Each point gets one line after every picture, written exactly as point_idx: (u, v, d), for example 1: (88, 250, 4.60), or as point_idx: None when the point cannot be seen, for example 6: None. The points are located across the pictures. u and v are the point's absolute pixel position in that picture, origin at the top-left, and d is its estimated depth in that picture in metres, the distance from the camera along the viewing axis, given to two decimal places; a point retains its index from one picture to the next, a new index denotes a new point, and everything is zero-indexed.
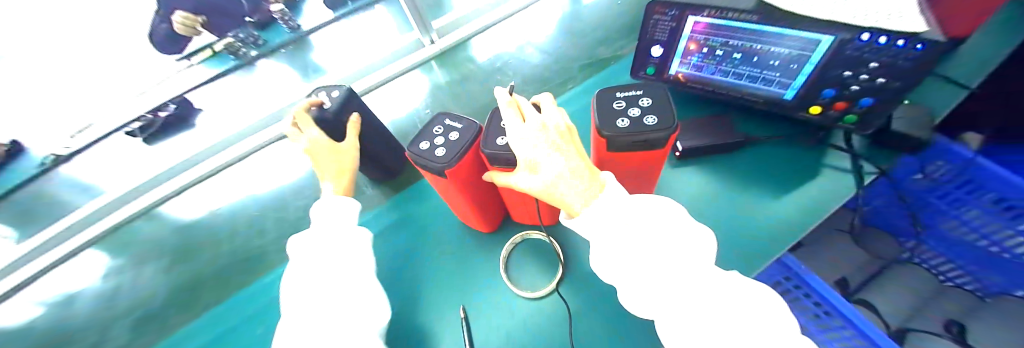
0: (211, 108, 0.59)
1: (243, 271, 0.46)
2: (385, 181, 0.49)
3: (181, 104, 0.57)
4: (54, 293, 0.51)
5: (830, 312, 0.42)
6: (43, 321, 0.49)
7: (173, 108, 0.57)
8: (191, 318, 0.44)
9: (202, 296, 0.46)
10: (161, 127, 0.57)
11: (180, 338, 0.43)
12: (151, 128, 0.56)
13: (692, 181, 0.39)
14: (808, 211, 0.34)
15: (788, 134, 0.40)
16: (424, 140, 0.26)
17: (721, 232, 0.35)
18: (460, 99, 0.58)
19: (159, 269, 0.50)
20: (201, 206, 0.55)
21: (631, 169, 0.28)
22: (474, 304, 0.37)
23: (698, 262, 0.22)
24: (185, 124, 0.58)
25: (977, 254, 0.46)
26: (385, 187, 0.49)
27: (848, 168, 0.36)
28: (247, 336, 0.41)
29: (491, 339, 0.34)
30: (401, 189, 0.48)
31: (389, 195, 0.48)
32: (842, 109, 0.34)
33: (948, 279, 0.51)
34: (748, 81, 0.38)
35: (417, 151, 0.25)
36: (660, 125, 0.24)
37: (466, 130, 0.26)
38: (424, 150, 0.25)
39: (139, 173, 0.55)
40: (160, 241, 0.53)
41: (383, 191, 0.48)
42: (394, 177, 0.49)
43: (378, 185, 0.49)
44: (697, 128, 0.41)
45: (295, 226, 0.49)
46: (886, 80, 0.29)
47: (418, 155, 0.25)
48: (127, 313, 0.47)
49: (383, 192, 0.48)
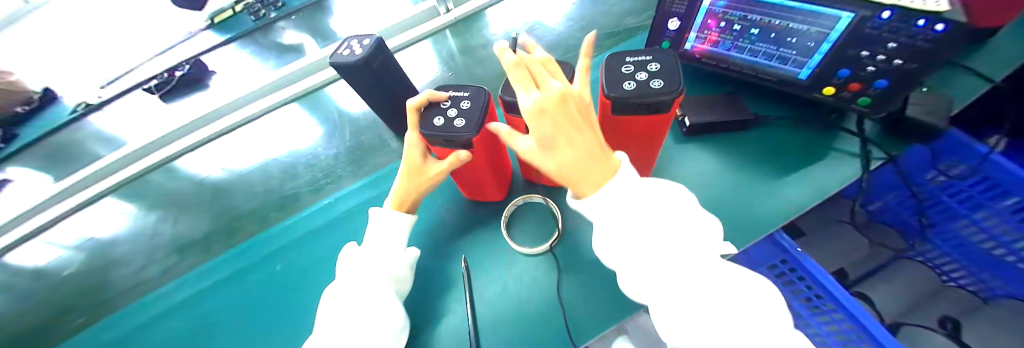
0: (223, 71, 0.61)
1: (280, 208, 0.49)
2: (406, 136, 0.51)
3: (196, 66, 0.59)
4: (111, 219, 0.56)
5: (823, 294, 0.39)
6: (87, 248, 0.54)
7: (187, 68, 0.58)
8: (221, 253, 0.47)
9: (242, 227, 0.49)
10: (174, 87, 0.59)
11: (208, 269, 0.46)
12: (166, 87, 0.59)
13: (696, 158, 0.40)
14: (812, 193, 0.34)
15: (798, 115, 0.40)
16: (438, 116, 0.26)
17: (718, 202, 0.36)
18: (473, 67, 0.59)
19: (189, 210, 0.53)
20: (238, 150, 0.59)
21: (635, 132, 0.29)
22: (476, 257, 0.38)
23: (690, 229, 0.22)
24: (197, 85, 0.60)
25: (984, 258, 0.44)
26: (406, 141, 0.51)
27: (856, 153, 0.36)
28: (267, 271, 0.44)
29: (491, 289, 0.35)
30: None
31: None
32: (857, 90, 0.34)
33: (950, 280, 0.48)
34: (764, 59, 0.37)
35: (432, 128, 0.25)
36: (666, 88, 0.24)
37: (475, 94, 0.27)
38: (439, 128, 0.25)
39: (159, 127, 0.59)
40: (185, 189, 0.56)
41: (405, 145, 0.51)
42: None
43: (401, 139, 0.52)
44: (706, 106, 0.41)
45: (323, 171, 0.52)
46: (903, 62, 0.29)
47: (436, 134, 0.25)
48: (161, 247, 0.50)
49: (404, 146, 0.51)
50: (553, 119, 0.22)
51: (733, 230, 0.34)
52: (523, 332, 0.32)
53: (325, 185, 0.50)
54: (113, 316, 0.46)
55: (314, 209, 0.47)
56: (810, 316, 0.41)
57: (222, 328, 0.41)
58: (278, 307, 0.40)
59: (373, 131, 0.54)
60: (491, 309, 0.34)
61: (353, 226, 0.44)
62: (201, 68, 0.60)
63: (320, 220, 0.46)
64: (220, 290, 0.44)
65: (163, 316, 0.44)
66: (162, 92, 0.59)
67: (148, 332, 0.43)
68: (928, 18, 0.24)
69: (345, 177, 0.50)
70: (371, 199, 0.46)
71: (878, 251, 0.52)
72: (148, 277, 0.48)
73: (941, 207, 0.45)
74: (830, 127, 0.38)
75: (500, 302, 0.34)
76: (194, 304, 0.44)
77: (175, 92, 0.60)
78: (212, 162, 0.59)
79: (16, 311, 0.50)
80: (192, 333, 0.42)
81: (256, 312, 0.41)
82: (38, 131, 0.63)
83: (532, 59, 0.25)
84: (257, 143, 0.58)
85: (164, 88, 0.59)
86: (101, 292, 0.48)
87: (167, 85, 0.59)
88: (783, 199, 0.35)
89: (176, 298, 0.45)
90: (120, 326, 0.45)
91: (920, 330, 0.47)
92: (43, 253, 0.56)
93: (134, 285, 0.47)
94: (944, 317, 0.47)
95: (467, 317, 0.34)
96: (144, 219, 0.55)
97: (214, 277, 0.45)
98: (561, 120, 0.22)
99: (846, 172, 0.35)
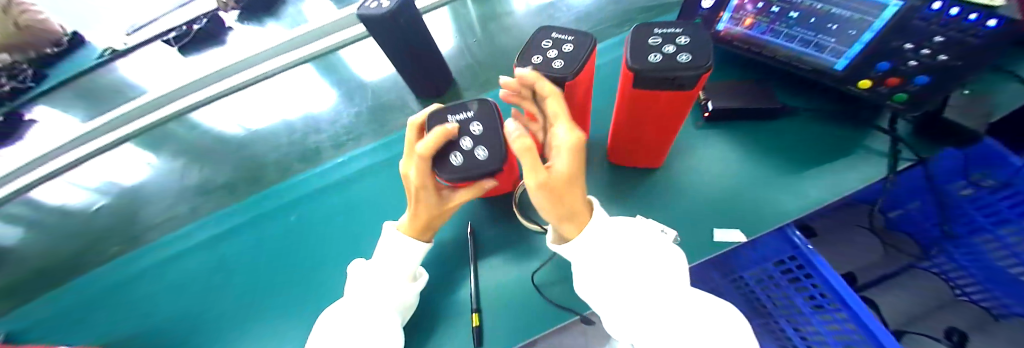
0: (240, 28, 0.62)
1: (302, 160, 0.50)
2: (427, 99, 0.52)
3: (213, 20, 0.61)
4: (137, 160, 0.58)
5: (827, 293, 0.38)
6: (111, 188, 0.55)
7: (204, 23, 0.60)
8: (237, 201, 0.48)
9: (264, 175, 0.50)
10: (193, 40, 0.60)
11: (224, 216, 0.47)
12: (185, 39, 0.60)
13: (715, 145, 0.40)
14: (837, 189, 0.33)
15: (828, 110, 0.39)
16: (455, 152, 0.23)
17: (733, 188, 0.36)
18: (491, 39, 0.60)
19: (208, 158, 0.54)
20: (259, 104, 0.59)
21: (655, 110, 0.28)
22: (484, 225, 0.39)
23: (653, 264, 0.25)
24: (213, 40, 0.61)
25: (999, 277, 0.43)
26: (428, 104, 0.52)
27: (886, 152, 0.35)
28: (281, 221, 0.45)
29: (498, 255, 0.36)
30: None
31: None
32: (896, 85, 0.32)
33: (963, 294, 0.48)
34: (799, 45, 0.36)
35: (454, 169, 0.23)
36: (693, 64, 0.22)
37: (481, 114, 0.25)
38: (463, 168, 0.23)
39: (176, 76, 0.59)
40: (205, 138, 0.57)
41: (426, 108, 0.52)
42: (437, 96, 0.52)
43: (423, 102, 0.52)
44: (732, 93, 0.41)
45: (344, 128, 0.52)
46: (948, 58, 0.27)
47: (462, 175, 0.23)
48: (180, 191, 0.52)
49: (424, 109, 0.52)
50: (578, 145, 0.23)
51: (743, 220, 0.33)
52: (525, 300, 0.32)
53: (347, 141, 0.51)
54: (137, 251, 0.48)
55: (328, 167, 0.48)
56: (812, 314, 0.41)
57: (240, 270, 0.43)
58: (290, 257, 0.42)
59: (394, 92, 0.55)
60: (496, 274, 0.35)
61: (369, 183, 0.45)
62: (217, 23, 0.61)
63: (339, 174, 0.47)
64: (236, 235, 0.46)
65: (183, 256, 0.46)
66: (182, 45, 0.60)
67: (170, 268, 0.45)
68: (978, 13, 0.24)
69: (366, 135, 0.51)
70: (386, 160, 0.47)
71: (894, 255, 0.52)
72: (167, 219, 0.49)
73: (965, 220, 0.43)
74: (860, 125, 0.37)
75: (505, 266, 0.35)
76: (212, 246, 0.46)
77: (194, 45, 0.60)
78: (235, 114, 0.59)
79: (49, 240, 0.53)
80: (208, 274, 0.44)
81: (269, 259, 0.42)
82: (66, 73, 0.63)
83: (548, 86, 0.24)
84: (280, 97, 0.59)
85: (183, 40, 0.59)
86: (128, 228, 0.50)
87: (186, 38, 0.60)
88: (801, 193, 0.34)
89: (194, 240, 0.47)
90: (143, 262, 0.47)
91: (923, 338, 0.48)
92: (70, 191, 0.57)
93: (159, 223, 0.49)
94: (951, 328, 0.47)
95: (470, 281, 0.34)
96: (167, 162, 0.56)
97: (234, 221, 0.47)
98: (580, 147, 0.24)
99: (875, 170, 0.34)
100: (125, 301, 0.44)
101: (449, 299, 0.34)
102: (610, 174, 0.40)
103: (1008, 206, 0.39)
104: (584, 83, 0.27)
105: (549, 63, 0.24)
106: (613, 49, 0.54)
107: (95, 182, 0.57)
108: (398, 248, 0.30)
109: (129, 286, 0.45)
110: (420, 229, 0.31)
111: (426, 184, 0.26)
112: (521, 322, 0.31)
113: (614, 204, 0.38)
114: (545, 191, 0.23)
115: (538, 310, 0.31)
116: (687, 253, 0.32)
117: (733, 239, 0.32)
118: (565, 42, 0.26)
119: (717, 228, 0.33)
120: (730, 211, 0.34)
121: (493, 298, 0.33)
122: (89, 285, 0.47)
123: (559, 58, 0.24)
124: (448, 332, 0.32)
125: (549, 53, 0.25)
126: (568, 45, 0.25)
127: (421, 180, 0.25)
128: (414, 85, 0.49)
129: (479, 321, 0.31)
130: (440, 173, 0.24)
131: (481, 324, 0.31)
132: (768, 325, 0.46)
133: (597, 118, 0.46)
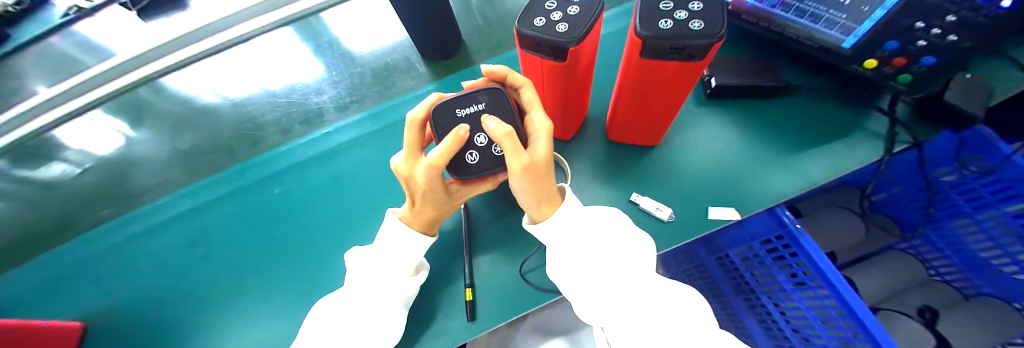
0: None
1: (304, 123, 0.48)
2: (434, 62, 0.52)
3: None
4: (115, 124, 0.54)
5: (809, 270, 0.38)
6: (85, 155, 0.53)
7: None
8: (224, 168, 0.46)
9: (264, 138, 0.48)
10: (150, 4, 0.54)
11: (209, 185, 0.46)
12: (143, 2, 0.54)
13: (714, 124, 0.39)
14: (830, 170, 0.34)
15: (830, 90, 0.39)
16: (471, 150, 0.25)
17: (723, 165, 0.36)
18: (492, 7, 0.58)
19: (191, 125, 0.52)
20: (255, 62, 0.56)
21: (659, 82, 0.27)
22: (479, 200, 0.39)
23: (626, 251, 0.26)
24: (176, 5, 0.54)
25: (972, 261, 0.46)
26: (435, 67, 0.52)
27: (883, 134, 0.35)
28: (269, 191, 0.44)
29: (493, 230, 0.36)
30: (450, 73, 0.51)
31: (434, 78, 0.51)
32: (900, 66, 0.32)
33: (937, 274, 0.50)
34: (809, 21, 0.35)
35: (471, 166, 0.25)
36: (705, 31, 0.21)
37: (492, 106, 0.25)
38: (482, 164, 0.25)
39: (135, 39, 0.53)
40: (184, 105, 0.54)
41: (433, 71, 0.51)
42: (447, 58, 0.52)
43: (430, 65, 0.52)
44: (736, 69, 0.40)
45: (347, 89, 0.51)
46: (958, 38, 0.28)
47: (481, 173, 0.26)
48: (161, 159, 0.49)
49: (431, 72, 0.51)
50: (552, 129, 0.25)
51: (737, 199, 0.34)
52: (521, 275, 0.33)
53: (350, 103, 0.49)
54: (116, 222, 0.46)
55: (315, 137, 0.47)
56: (793, 291, 0.41)
57: (231, 241, 0.42)
58: (279, 229, 0.41)
59: (400, 53, 0.53)
60: (494, 247, 0.35)
61: (361, 154, 0.44)
62: None
63: (328, 144, 0.46)
64: (222, 205, 0.44)
65: (165, 226, 0.45)
66: (137, 9, 0.54)
67: (153, 238, 0.44)
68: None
69: (371, 97, 0.49)
70: (380, 130, 0.46)
71: (879, 236, 0.53)
72: (149, 188, 0.47)
73: (947, 204, 0.45)
74: (860, 106, 0.37)
75: (501, 239, 0.36)
76: (198, 216, 0.44)
77: (150, 11, 0.55)
78: (227, 74, 0.56)
79: (23, 208, 0.50)
80: (195, 245, 0.43)
81: (258, 230, 0.41)
82: (32, 32, 0.57)
83: (516, 74, 0.26)
84: (279, 54, 0.56)
85: (139, 3, 0.54)
86: (114, 193, 0.48)
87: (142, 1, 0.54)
88: (796, 174, 0.34)
89: (177, 210, 0.45)
90: (123, 232, 0.45)
91: (897, 315, 0.49)
92: (34, 158, 0.54)
93: (148, 188, 0.47)
94: (924, 307, 0.48)
95: (466, 256, 0.34)
96: (153, 126, 0.53)
97: (222, 190, 0.45)
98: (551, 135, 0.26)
99: (870, 152, 0.34)
100: (110, 270, 0.43)
101: (445, 273, 0.34)
102: (610, 147, 0.40)
103: (989, 192, 0.40)
104: (587, 51, 0.26)
105: (553, 27, 0.23)
106: (625, 16, 0.53)
107: (77, 145, 0.54)
108: (402, 243, 0.28)
109: (119, 254, 0.44)
110: (427, 223, 0.30)
111: (434, 185, 0.25)
112: (516, 295, 0.32)
113: (612, 178, 0.38)
114: (529, 173, 0.23)
115: (535, 283, 0.32)
116: (682, 227, 0.33)
117: (727, 217, 0.32)
118: (571, 4, 0.24)
119: (711, 206, 0.34)
120: (724, 188, 0.35)
121: (489, 269, 0.34)
122: (75, 253, 0.45)
123: (564, 21, 0.24)
124: (443, 303, 0.33)
125: (553, 15, 0.24)
126: (574, 7, 0.24)
127: (429, 183, 0.24)
128: (423, 45, 0.48)
129: (472, 296, 0.32)
130: (457, 172, 0.25)
131: (475, 299, 0.32)
132: (749, 301, 0.48)
133: (599, 91, 0.46)
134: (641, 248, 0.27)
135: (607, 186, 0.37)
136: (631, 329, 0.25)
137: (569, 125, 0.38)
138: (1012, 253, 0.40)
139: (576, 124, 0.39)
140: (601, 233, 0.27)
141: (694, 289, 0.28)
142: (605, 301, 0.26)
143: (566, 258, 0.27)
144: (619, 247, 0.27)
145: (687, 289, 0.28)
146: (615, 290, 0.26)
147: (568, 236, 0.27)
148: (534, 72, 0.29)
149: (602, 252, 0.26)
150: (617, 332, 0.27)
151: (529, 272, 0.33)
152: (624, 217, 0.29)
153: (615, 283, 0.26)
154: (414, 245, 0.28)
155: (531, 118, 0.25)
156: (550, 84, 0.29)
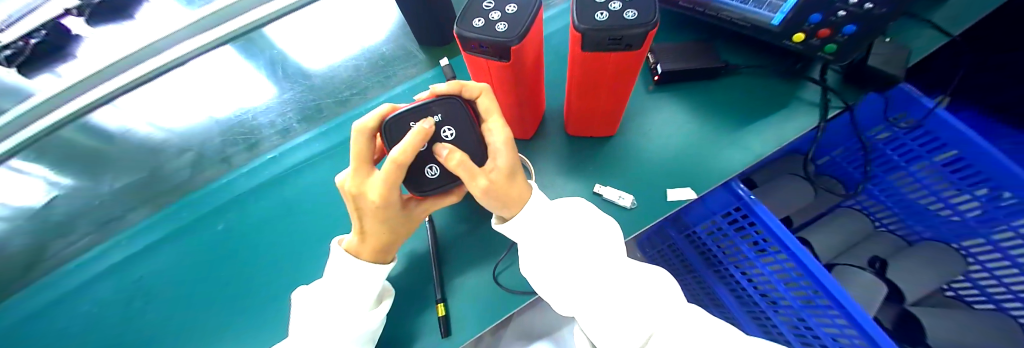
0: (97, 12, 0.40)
1: (305, 120, 0.48)
2: (433, 47, 0.52)
3: (53, 30, 0.37)
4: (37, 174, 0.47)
5: (767, 237, 0.39)
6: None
7: (41, 35, 0.36)
8: (189, 194, 0.44)
9: (262, 141, 0.47)
10: (30, 58, 0.37)
11: (169, 217, 0.43)
12: (19, 58, 0.37)
13: (668, 107, 0.41)
14: (772, 142, 0.36)
15: (763, 65, 0.41)
16: (431, 164, 0.25)
17: (676, 148, 0.37)
18: None
19: (136, 163, 0.48)
20: (224, 74, 0.53)
21: (603, 74, 0.27)
22: (444, 210, 0.39)
23: (596, 240, 0.27)
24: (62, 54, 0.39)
25: (908, 210, 0.51)
26: (430, 53, 0.52)
27: (817, 102, 0.38)
28: (237, 216, 0.42)
29: (462, 237, 0.36)
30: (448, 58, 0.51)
31: (433, 64, 0.51)
32: (827, 37, 0.33)
33: (881, 225, 0.55)
34: (740, 2, 0.37)
35: (432, 180, 0.25)
36: (640, 20, 0.21)
37: (449, 117, 0.24)
38: (442, 178, 0.25)
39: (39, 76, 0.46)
40: (123, 141, 0.50)
41: (430, 57, 0.51)
42: (436, 47, 0.52)
43: (428, 51, 0.52)
44: (681, 55, 0.41)
45: (348, 82, 0.51)
46: (874, 6, 0.29)
47: (441, 186, 0.26)
48: (110, 198, 0.46)
49: (430, 59, 0.51)
50: (510, 140, 0.24)
51: (695, 177, 0.35)
52: (490, 282, 0.33)
53: (352, 96, 0.49)
54: (57, 274, 0.42)
55: (261, 164, 0.44)
56: (755, 258, 0.42)
57: (194, 279, 0.39)
58: (241, 263, 0.39)
59: (398, 42, 0.54)
60: (462, 258, 0.35)
61: (330, 167, 0.43)
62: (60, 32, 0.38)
63: (296, 158, 0.44)
64: (181, 239, 0.42)
65: (120, 270, 0.41)
66: (15, 64, 0.38)
67: (106, 285, 0.41)
68: None
69: (372, 88, 0.50)
70: (348, 141, 0.45)
71: (824, 196, 0.56)
72: (94, 235, 0.43)
73: (884, 160, 0.49)
74: (795, 76, 0.40)
75: (471, 247, 0.36)
76: (153, 256, 0.41)
77: (31, 64, 0.38)
78: (170, 101, 0.52)
79: None
80: (153, 289, 0.40)
81: (221, 264, 0.39)
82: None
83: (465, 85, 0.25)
84: (272, 52, 0.55)
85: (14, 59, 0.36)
86: (63, 236, 0.43)
87: (20, 56, 0.36)
88: (746, 149, 0.36)
89: (131, 252, 0.42)
90: (63, 285, 0.41)
91: (854, 270, 0.50)
92: None
93: (100, 230, 0.43)
94: (874, 257, 0.51)
95: (432, 269, 0.34)
96: (86, 169, 0.48)
97: (177, 226, 0.42)
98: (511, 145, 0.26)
99: (808, 120, 0.37)
100: (50, 332, 0.39)
101: (416, 289, 0.34)
102: (568, 140, 0.40)
103: (919, 144, 0.44)
104: (531, 48, 0.26)
105: (492, 27, 0.23)
106: None
107: None
108: (353, 275, 0.27)
109: (67, 307, 0.40)
110: (376, 252, 0.28)
111: (392, 199, 0.24)
112: (488, 299, 0.32)
113: (575, 170, 0.38)
114: (492, 192, 0.24)
115: (506, 287, 0.33)
116: (645, 211, 0.34)
117: (685, 197, 0.34)
118: (509, 3, 0.24)
119: (669, 189, 0.35)
120: (681, 168, 0.36)
121: (460, 279, 0.34)
122: (10, 313, 0.40)
123: (503, 20, 0.23)
124: (416, 317, 0.33)
125: (491, 15, 0.23)
126: (512, 5, 0.24)
127: (388, 196, 0.23)
128: (421, 33, 0.49)
129: (444, 311, 0.32)
130: (417, 187, 0.25)
131: (447, 313, 0.32)
132: (719, 272, 0.51)
133: (555, 84, 0.46)
134: (609, 238, 0.27)
135: (570, 179, 0.38)
136: (603, 319, 0.25)
137: (528, 126, 0.38)
138: (952, 204, 0.45)
139: (535, 122, 0.39)
140: (572, 225, 0.27)
141: (661, 269, 0.28)
142: (584, 295, 0.25)
143: (540, 255, 0.26)
144: (591, 236, 0.27)
145: (657, 270, 0.28)
146: (592, 281, 0.25)
147: (541, 232, 0.26)
148: (481, 72, 0.28)
149: (578, 242, 0.26)
150: (587, 321, 0.27)
151: (501, 273, 0.34)
152: (590, 204, 0.29)
153: (597, 274, 0.25)
154: (372, 270, 0.27)
155: (487, 128, 0.25)
156: (500, 87, 0.29)
